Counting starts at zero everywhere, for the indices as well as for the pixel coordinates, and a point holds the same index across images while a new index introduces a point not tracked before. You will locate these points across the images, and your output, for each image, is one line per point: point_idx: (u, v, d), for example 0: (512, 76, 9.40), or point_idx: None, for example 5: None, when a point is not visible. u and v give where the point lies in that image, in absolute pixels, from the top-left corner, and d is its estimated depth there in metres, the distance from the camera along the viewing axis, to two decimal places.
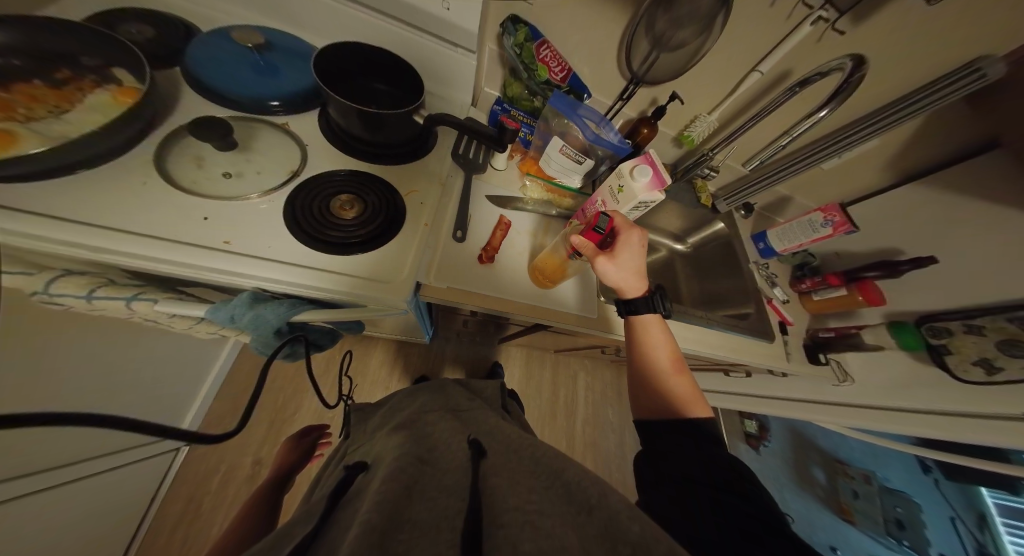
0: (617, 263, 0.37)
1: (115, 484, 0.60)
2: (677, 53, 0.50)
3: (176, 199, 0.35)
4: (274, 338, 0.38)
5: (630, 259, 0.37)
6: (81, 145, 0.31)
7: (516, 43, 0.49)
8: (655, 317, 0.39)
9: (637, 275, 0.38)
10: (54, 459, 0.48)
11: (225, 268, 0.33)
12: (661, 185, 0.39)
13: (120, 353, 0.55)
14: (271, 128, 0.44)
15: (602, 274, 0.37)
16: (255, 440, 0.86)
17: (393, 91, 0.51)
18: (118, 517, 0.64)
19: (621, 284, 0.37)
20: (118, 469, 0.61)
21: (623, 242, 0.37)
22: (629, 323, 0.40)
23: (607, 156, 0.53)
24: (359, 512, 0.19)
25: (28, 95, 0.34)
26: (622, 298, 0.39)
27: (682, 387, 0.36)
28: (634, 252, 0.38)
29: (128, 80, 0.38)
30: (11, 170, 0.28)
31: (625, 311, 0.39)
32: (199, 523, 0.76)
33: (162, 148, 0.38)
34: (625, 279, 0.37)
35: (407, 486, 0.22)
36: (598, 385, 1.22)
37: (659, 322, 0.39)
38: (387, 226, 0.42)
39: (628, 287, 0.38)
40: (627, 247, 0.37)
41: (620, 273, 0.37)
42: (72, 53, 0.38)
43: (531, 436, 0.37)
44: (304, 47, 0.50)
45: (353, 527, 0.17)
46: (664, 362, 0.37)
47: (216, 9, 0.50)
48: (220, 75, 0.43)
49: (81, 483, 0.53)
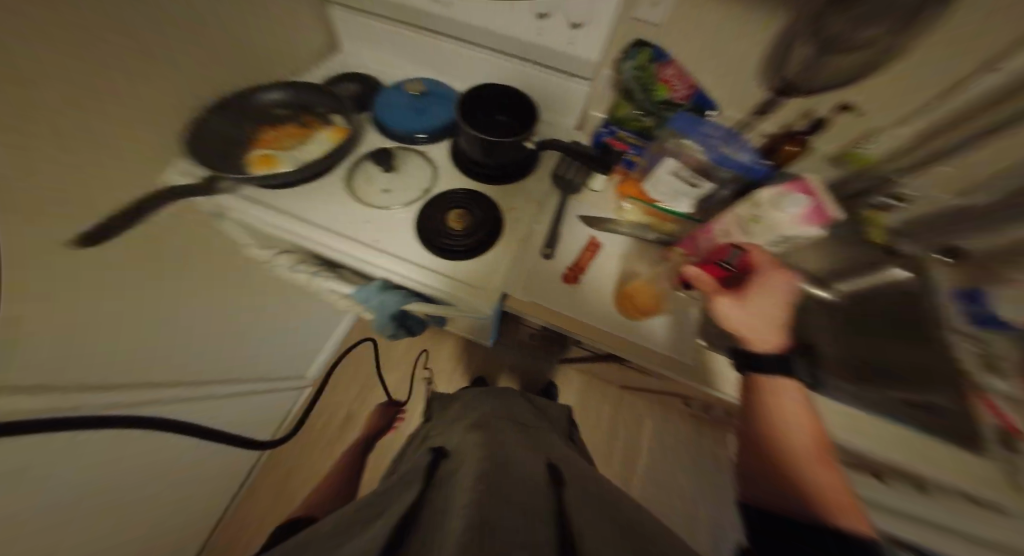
0: (748, 306, 0.32)
1: (253, 399, 0.84)
2: (852, 59, 0.37)
3: (351, 205, 0.48)
4: (388, 321, 0.47)
5: (765, 305, 0.31)
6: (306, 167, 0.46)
7: (636, 65, 0.48)
8: (792, 383, 0.31)
9: (774, 326, 0.32)
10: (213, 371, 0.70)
11: (372, 258, 0.44)
12: (822, 217, 0.32)
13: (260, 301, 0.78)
14: (415, 153, 0.56)
15: (726, 316, 0.32)
16: (352, 392, 1.10)
17: (512, 122, 0.57)
18: (254, 425, 0.89)
19: (750, 330, 0.32)
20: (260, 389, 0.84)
21: (758, 282, 0.32)
22: (746, 380, 0.33)
23: (731, 180, 0.46)
24: (458, 496, 0.22)
25: (291, 131, 0.55)
26: (750, 350, 0.32)
27: (827, 480, 0.26)
28: (773, 297, 0.32)
29: (338, 121, 0.55)
30: (269, 182, 0.45)
31: (748, 367, 0.32)
32: (321, 434, 1.07)
33: (349, 170, 0.52)
34: (755, 325, 0.32)
35: (492, 487, 0.24)
36: (670, 442, 1.03)
37: (796, 392, 0.31)
38: (487, 238, 0.46)
39: (761, 338, 0.32)
40: (764, 290, 0.32)
41: (749, 316, 0.32)
42: (314, 103, 0.57)
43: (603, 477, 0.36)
44: (448, 90, 0.62)
45: (457, 510, 0.19)
46: (800, 442, 0.29)
47: (396, 67, 0.68)
48: (391, 114, 0.57)
49: (221, 399, 0.73)
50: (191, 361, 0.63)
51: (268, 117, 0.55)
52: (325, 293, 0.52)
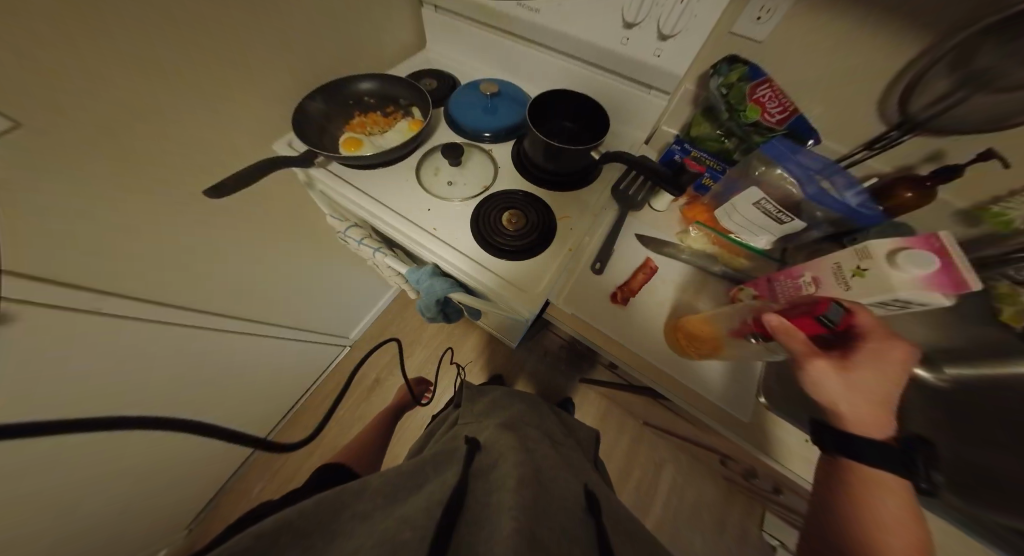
0: (839, 375, 0.27)
1: (295, 349, 0.93)
2: (1005, 96, 0.33)
3: (417, 192, 0.52)
4: (433, 305, 0.50)
5: (866, 378, 0.27)
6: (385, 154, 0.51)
7: (724, 83, 0.46)
8: (900, 488, 0.25)
9: (873, 405, 0.26)
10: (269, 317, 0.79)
11: (428, 245, 0.47)
12: (957, 287, 0.24)
13: (313, 264, 0.86)
14: (480, 151, 0.58)
15: (806, 378, 0.27)
16: (379, 364, 1.18)
17: (579, 130, 0.57)
18: (291, 373, 0.99)
19: (836, 404, 0.27)
20: (302, 342, 0.94)
21: (859, 351, 0.27)
22: (835, 472, 0.28)
23: (827, 220, 0.41)
24: (503, 503, 0.23)
25: (373, 118, 0.60)
26: (835, 426, 0.27)
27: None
28: (875, 370, 0.27)
29: (417, 114, 0.60)
30: (353, 162, 0.51)
31: (834, 450, 0.26)
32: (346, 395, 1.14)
33: (420, 160, 0.56)
34: (845, 398, 0.26)
35: (534, 501, 0.24)
36: (689, 493, 0.94)
37: (902, 497, 0.24)
38: (539, 243, 0.46)
39: (851, 416, 0.26)
40: (867, 362, 0.27)
41: (842, 389, 0.26)
42: (397, 95, 0.62)
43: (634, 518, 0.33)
44: (519, 92, 0.64)
45: (508, 520, 0.20)
46: (900, 543, 0.22)
47: (474, 67, 0.71)
48: (462, 112, 0.60)
49: (273, 342, 0.82)
50: (245, 303, 0.70)
51: (359, 104, 0.61)
52: (384, 269, 0.57)
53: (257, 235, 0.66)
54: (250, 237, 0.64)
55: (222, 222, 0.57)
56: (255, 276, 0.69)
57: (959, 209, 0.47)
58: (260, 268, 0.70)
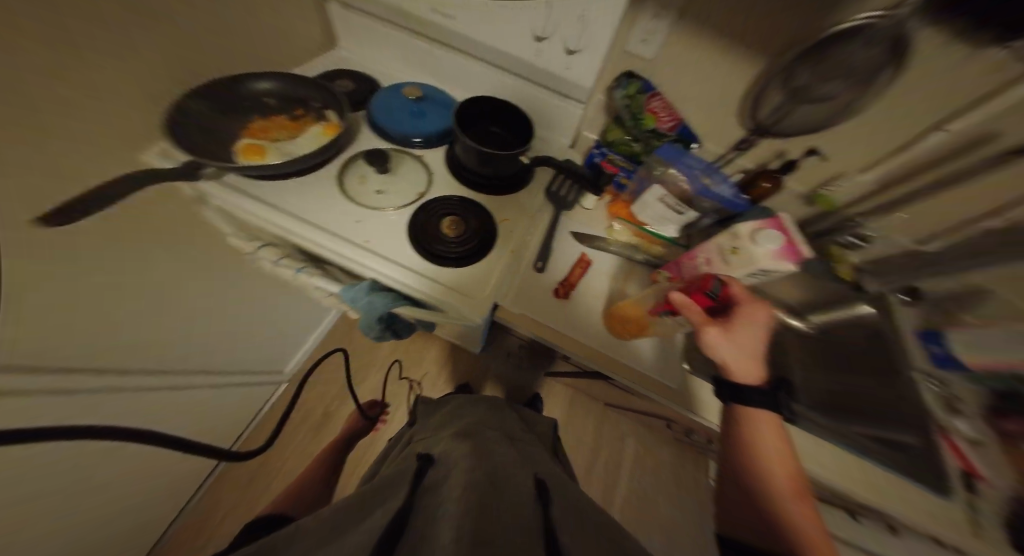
0: (726, 335, 0.32)
1: (221, 398, 0.78)
2: (820, 106, 0.44)
3: (342, 204, 0.48)
4: (376, 324, 0.46)
5: (745, 335, 0.32)
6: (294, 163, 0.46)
7: (626, 95, 0.52)
8: (771, 418, 0.31)
9: (755, 359, 0.32)
10: (196, 365, 0.66)
11: (359, 260, 0.43)
12: (794, 256, 0.32)
13: (240, 294, 0.72)
14: (411, 158, 0.56)
15: (703, 343, 0.32)
16: (325, 398, 1.04)
17: (506, 134, 0.59)
18: (210, 430, 0.82)
19: (728, 361, 0.32)
20: (233, 387, 0.80)
21: (740, 315, 0.32)
22: (732, 422, 0.32)
23: (713, 209, 0.50)
24: (448, 509, 0.22)
25: (278, 123, 0.55)
26: (727, 378, 0.32)
27: (801, 518, 0.27)
28: (750, 329, 0.32)
29: (332, 117, 0.56)
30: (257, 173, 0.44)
31: (730, 398, 0.32)
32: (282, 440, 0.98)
33: (342, 167, 0.51)
34: (734, 355, 0.32)
35: (482, 501, 0.23)
36: (650, 459, 1.04)
37: (773, 423, 0.31)
38: (480, 246, 0.46)
39: (738, 369, 0.32)
40: (746, 323, 0.32)
41: (730, 349, 0.31)
42: (305, 97, 0.57)
43: (589, 498, 0.34)
44: (446, 96, 0.63)
45: (450, 527, 0.19)
46: (779, 476, 0.29)
47: (401, 72, 0.69)
48: (387, 117, 0.57)
49: (197, 394, 0.68)
50: (173, 355, 0.59)
51: (258, 106, 0.54)
52: (312, 291, 0.51)
53: (174, 273, 0.55)
54: (167, 277, 0.53)
55: (138, 262, 0.47)
56: (184, 319, 0.59)
57: (802, 194, 0.61)
58: (187, 307, 0.59)
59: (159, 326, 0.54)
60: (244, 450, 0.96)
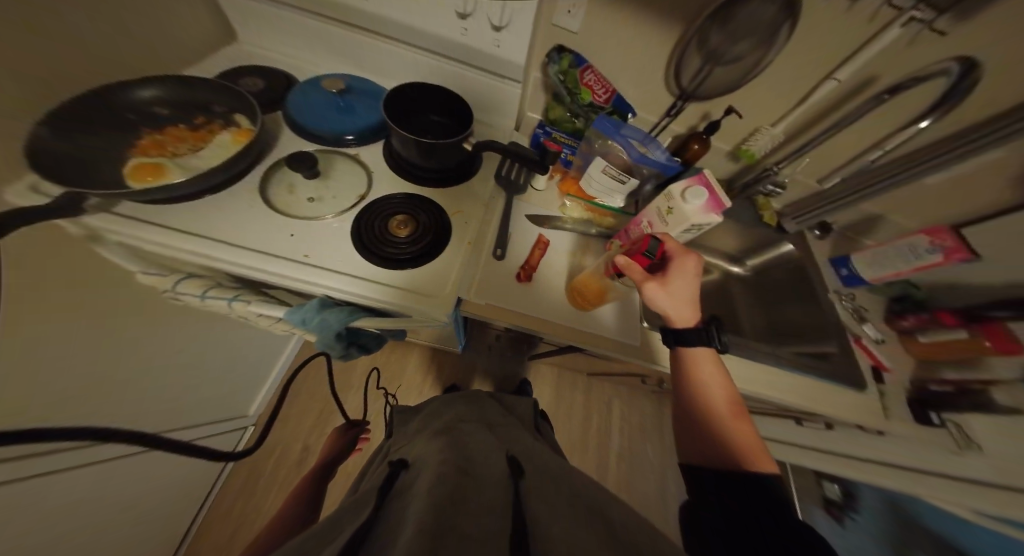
0: (668, 290, 0.35)
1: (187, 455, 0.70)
2: (732, 67, 0.49)
3: (273, 219, 0.43)
4: (334, 340, 0.43)
5: (680, 287, 0.35)
6: (203, 179, 0.40)
7: (560, 70, 0.52)
8: (708, 352, 0.36)
9: (691, 306, 0.36)
10: (150, 425, 0.58)
11: (301, 277, 0.40)
12: (719, 207, 0.37)
13: (200, 339, 0.66)
14: (345, 158, 0.52)
15: (650, 301, 0.35)
16: (304, 429, 0.98)
17: (447, 121, 0.57)
18: (177, 490, 0.73)
19: (669, 311, 0.36)
20: (200, 438, 0.72)
21: (674, 269, 0.36)
22: (681, 369, 0.37)
23: (653, 175, 0.53)
24: (412, 506, 0.22)
25: (175, 136, 0.48)
26: (672, 327, 0.36)
27: (741, 435, 0.32)
28: (687, 280, 0.36)
29: (243, 122, 0.50)
30: (159, 195, 0.39)
31: (674, 342, 0.36)
32: (257, 481, 0.91)
33: (264, 176, 0.47)
34: (674, 305, 0.35)
35: (451, 493, 0.23)
36: (635, 415, 1.13)
37: (711, 358, 0.36)
38: (435, 242, 0.45)
39: (679, 316, 0.36)
40: (679, 276, 0.35)
41: (669, 301, 0.35)
42: (207, 102, 0.51)
43: (565, 461, 0.37)
44: (375, 86, 0.59)
45: (411, 518, 0.19)
46: (719, 403, 0.34)
47: (320, 65, 0.63)
48: (312, 116, 0.52)
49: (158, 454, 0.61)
50: (120, 417, 0.52)
51: (151, 119, 0.47)
52: (253, 319, 0.47)
53: (110, 325, 0.48)
54: (102, 330, 0.46)
55: (63, 322, 0.40)
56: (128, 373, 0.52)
57: (728, 152, 0.67)
58: (134, 358, 0.53)
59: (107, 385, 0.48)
60: (222, 502, 0.88)
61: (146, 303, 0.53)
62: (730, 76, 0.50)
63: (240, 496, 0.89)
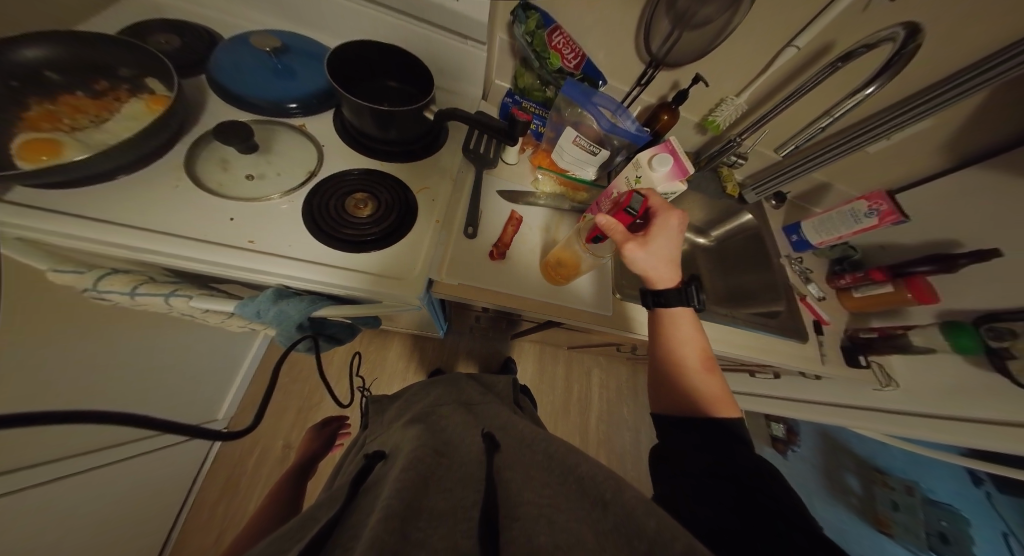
0: (649, 249, 0.37)
1: (135, 474, 0.63)
2: (700, 32, 0.48)
3: (210, 203, 0.38)
4: (296, 332, 0.40)
5: (662, 243, 0.37)
6: (107, 157, 0.34)
7: (527, 30, 0.47)
8: (686, 310, 0.39)
9: (671, 263, 0.38)
10: (76, 447, 0.52)
11: (248, 266, 0.36)
12: (682, 174, 0.39)
13: (136, 344, 0.59)
14: (288, 129, 0.46)
15: (631, 261, 0.37)
16: (284, 427, 0.95)
17: (405, 88, 0.52)
18: (149, 502, 0.69)
19: (650, 271, 0.38)
20: (140, 458, 0.64)
21: (658, 227, 0.37)
22: (665, 327, 0.39)
23: (624, 146, 0.53)
24: (381, 498, 0.22)
25: (72, 105, 0.39)
26: (652, 289, 0.39)
27: (712, 387, 0.35)
28: (669, 238, 0.37)
29: (159, 88, 0.42)
30: (53, 179, 0.32)
31: (654, 303, 0.39)
32: (236, 485, 0.87)
33: (191, 153, 0.41)
34: (655, 265, 0.38)
35: (422, 475, 0.24)
36: (613, 380, 1.21)
37: (690, 319, 0.39)
38: (402, 221, 0.42)
39: (661, 277, 0.38)
40: (663, 234, 0.37)
41: (651, 259, 0.37)
42: (110, 64, 0.42)
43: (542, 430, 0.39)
44: (316, 46, 0.52)
45: (376, 511, 0.19)
46: (693, 359, 0.37)
47: (249, 20, 0.54)
48: (242, 81, 0.45)
49: (90, 477, 0.54)
50: (34, 442, 0.44)
51: (36, 86, 0.38)
52: (200, 316, 0.42)
53: (29, 338, 0.41)
54: (21, 342, 0.41)
55: None
56: (54, 389, 0.45)
57: (697, 123, 0.68)
58: (60, 369, 0.46)
59: (24, 400, 0.41)
60: (201, 511, 0.83)
61: (63, 306, 0.46)
62: (694, 43, 0.49)
63: (215, 505, 0.84)
